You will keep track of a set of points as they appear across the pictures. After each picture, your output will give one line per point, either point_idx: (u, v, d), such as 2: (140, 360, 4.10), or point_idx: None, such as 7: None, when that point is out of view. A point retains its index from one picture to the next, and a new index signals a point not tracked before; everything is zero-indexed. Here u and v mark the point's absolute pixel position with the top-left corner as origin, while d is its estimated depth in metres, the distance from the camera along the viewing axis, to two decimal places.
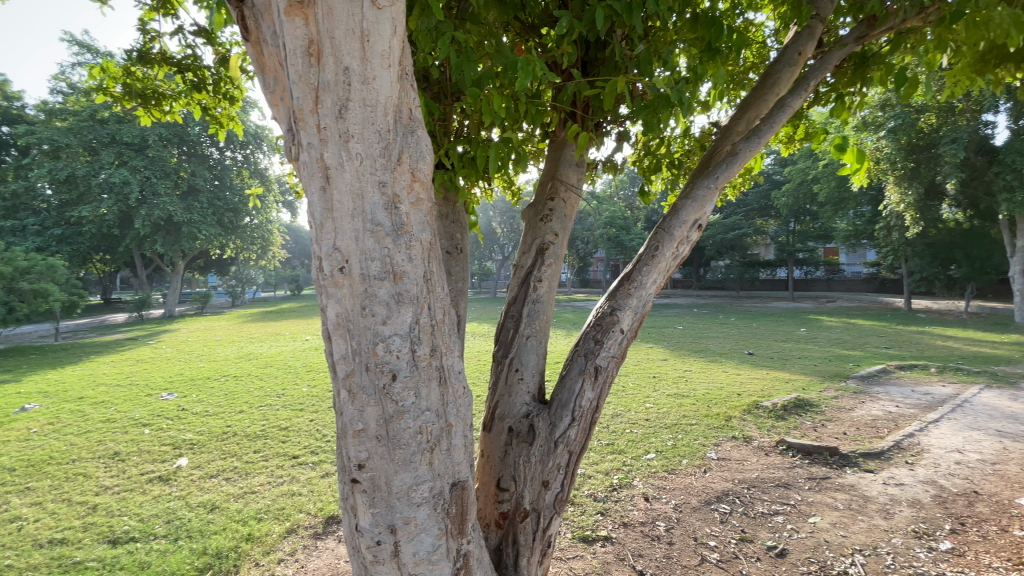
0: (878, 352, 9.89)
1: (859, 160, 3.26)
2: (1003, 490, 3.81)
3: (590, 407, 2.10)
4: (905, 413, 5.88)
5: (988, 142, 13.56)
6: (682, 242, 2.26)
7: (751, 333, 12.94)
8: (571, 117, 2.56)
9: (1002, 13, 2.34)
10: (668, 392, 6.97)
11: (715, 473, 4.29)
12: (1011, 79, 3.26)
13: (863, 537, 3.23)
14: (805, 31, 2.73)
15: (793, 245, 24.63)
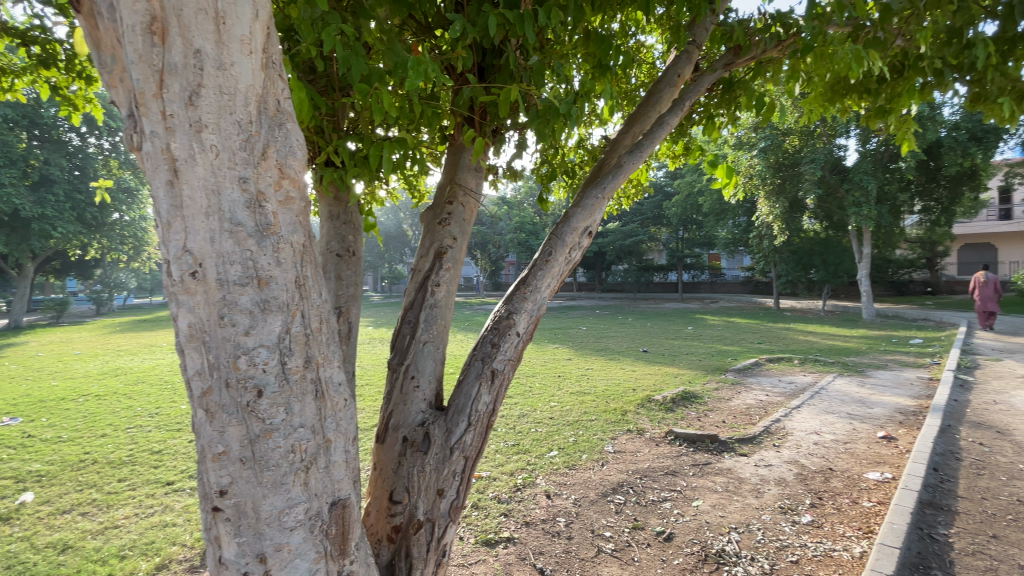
0: (752, 347, 11.09)
1: (728, 175, 3.65)
2: (853, 466, 4.41)
3: (486, 411, 2.08)
4: (773, 401, 6.63)
5: (840, 163, 15.76)
6: (573, 248, 2.35)
7: (647, 332, 13.88)
8: (469, 121, 2.56)
9: (842, 51, 2.74)
10: (571, 390, 7.23)
11: (612, 466, 4.51)
12: (853, 109, 3.80)
13: (738, 516, 3.57)
14: (683, 55, 2.99)
15: (684, 251, 26.87)
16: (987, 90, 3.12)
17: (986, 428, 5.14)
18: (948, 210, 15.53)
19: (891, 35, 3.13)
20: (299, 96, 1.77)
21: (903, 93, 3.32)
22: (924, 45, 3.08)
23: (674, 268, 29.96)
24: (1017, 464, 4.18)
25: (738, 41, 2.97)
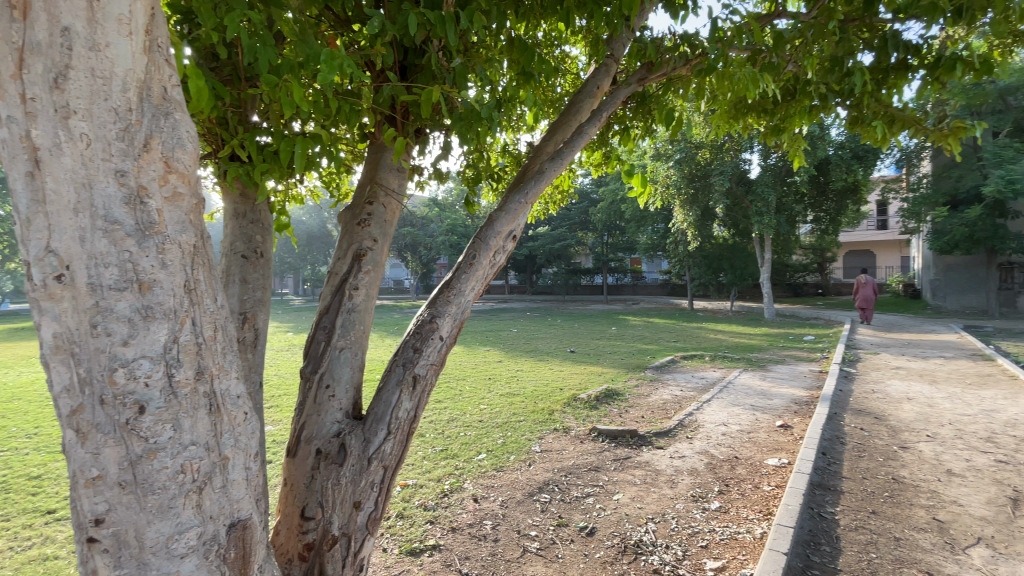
0: (669, 346, 11.78)
1: (642, 185, 3.91)
2: (754, 453, 4.80)
3: (406, 419, 2.03)
4: (687, 395, 7.07)
5: (744, 176, 17.16)
6: (497, 251, 2.36)
7: (574, 333, 14.29)
8: (390, 120, 2.50)
9: (739, 73, 3.01)
10: (500, 392, 7.27)
11: (538, 465, 4.59)
12: (754, 126, 4.15)
13: (655, 507, 3.76)
14: (602, 68, 3.13)
15: (608, 255, 28.00)
16: (863, 114, 3.54)
17: (864, 413, 5.81)
18: (834, 221, 17.35)
19: (784, 61, 3.47)
20: (197, 84, 1.63)
21: (796, 113, 3.69)
22: (811, 71, 3.44)
23: (599, 271, 31.13)
24: (888, 444, 4.76)
25: (651, 58, 3.15)
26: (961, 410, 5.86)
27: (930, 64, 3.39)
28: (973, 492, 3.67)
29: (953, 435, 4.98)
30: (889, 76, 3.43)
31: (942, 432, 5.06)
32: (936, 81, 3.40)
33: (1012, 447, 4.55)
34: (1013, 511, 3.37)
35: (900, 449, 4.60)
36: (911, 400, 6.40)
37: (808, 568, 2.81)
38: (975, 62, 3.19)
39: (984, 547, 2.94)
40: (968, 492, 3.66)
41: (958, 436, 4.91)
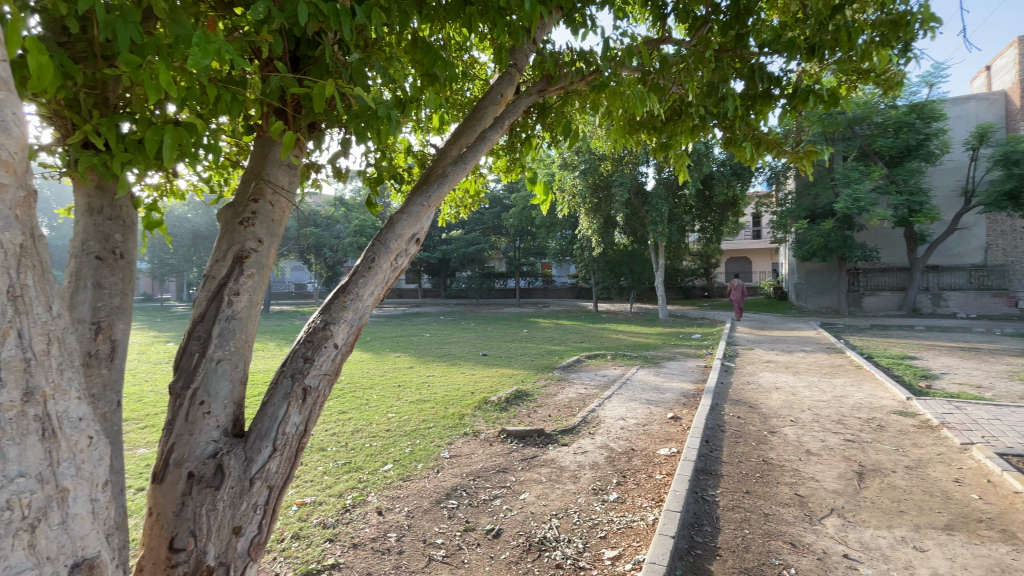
0: (575, 346, 12.30)
1: (545, 192, 4.06)
2: (649, 445, 5.15)
3: (295, 433, 1.92)
4: (591, 393, 7.42)
5: (642, 187, 18.45)
6: (398, 255, 2.29)
7: (486, 337, 14.37)
8: (279, 113, 2.35)
9: (630, 92, 3.25)
10: (409, 399, 7.09)
11: (446, 471, 4.53)
12: (647, 141, 4.49)
13: (558, 503, 3.88)
14: (506, 76, 3.21)
15: (520, 260, 28.61)
16: (735, 136, 3.96)
17: (742, 403, 6.48)
18: (717, 230, 19.21)
19: (668, 83, 3.80)
20: (38, 60, 1.40)
21: (681, 132, 4.05)
22: (691, 94, 3.79)
23: (511, 275, 31.66)
24: (760, 430, 5.34)
25: (550, 71, 3.30)
26: (818, 396, 6.75)
27: (788, 95, 3.87)
28: (826, 467, 4.24)
29: (811, 418, 5.72)
30: (757, 103, 3.86)
31: (803, 416, 5.79)
32: (794, 109, 3.90)
33: (855, 427, 5.33)
34: (856, 482, 3.93)
35: (769, 434, 5.20)
36: (779, 389, 7.25)
37: (693, 548, 3.05)
38: (822, 96, 3.70)
39: (834, 515, 3.39)
40: (822, 468, 4.21)
41: (815, 420, 5.65)
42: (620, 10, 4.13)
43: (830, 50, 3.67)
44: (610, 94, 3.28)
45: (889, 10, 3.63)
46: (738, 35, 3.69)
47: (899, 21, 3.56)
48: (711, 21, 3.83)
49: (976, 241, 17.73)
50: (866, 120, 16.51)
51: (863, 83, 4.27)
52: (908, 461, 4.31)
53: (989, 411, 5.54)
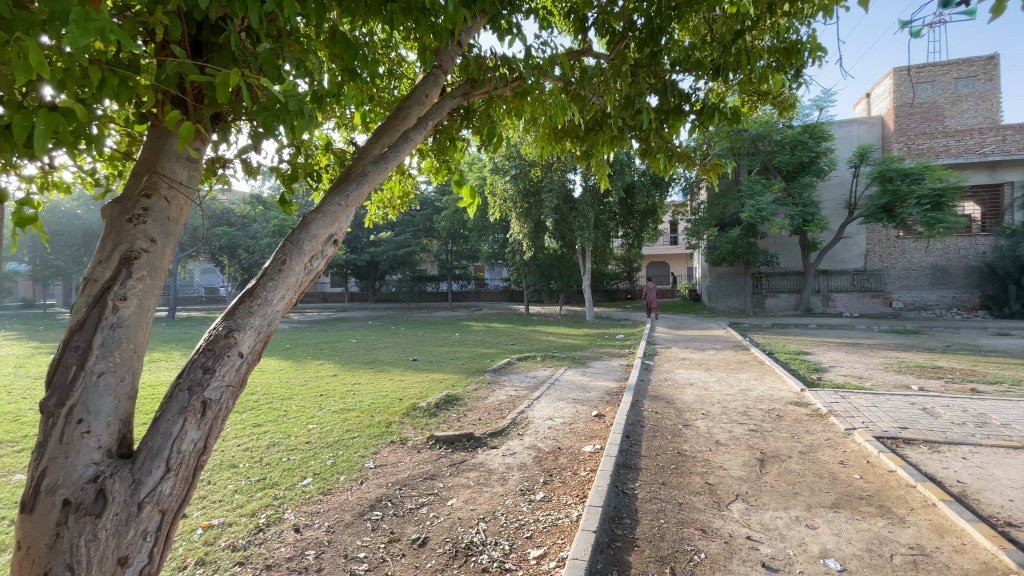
0: (506, 349, 12.39)
1: (471, 195, 4.06)
2: (575, 443, 5.29)
3: (193, 450, 1.78)
4: (521, 394, 7.51)
5: (570, 194, 18.99)
6: (313, 257, 2.19)
7: (416, 341, 14.07)
8: (177, 101, 2.17)
9: (551, 99, 3.35)
10: (333, 408, 6.76)
11: (371, 482, 4.37)
12: (571, 149, 4.63)
13: (486, 506, 3.88)
14: (430, 77, 3.18)
15: (452, 263, 28.38)
16: (650, 147, 4.20)
17: (661, 399, 6.85)
18: (638, 236, 20.20)
19: (588, 93, 3.97)
20: None
21: (602, 142, 4.26)
22: (610, 106, 3.98)
23: (443, 278, 31.30)
24: (676, 424, 5.68)
25: (474, 75, 3.33)
26: (727, 391, 7.29)
27: (697, 111, 4.16)
28: (734, 456, 4.58)
29: (721, 411, 6.17)
30: (669, 117, 4.11)
31: (714, 409, 6.23)
32: (702, 124, 4.20)
33: (758, 417, 5.82)
34: (758, 468, 4.28)
35: (684, 427, 5.54)
36: (693, 384, 7.76)
37: (613, 541, 3.17)
38: (726, 114, 4.03)
39: (740, 501, 3.66)
40: (730, 457, 4.55)
41: (724, 412, 6.09)
42: (545, 19, 4.24)
43: (731, 71, 3.98)
44: (531, 100, 3.38)
45: (782, 39, 4.02)
46: (652, 51, 3.93)
47: (791, 50, 3.96)
48: (627, 37, 4.05)
49: (857, 248, 19.78)
50: (767, 138, 18.18)
51: (762, 104, 4.66)
52: (801, 446, 4.77)
53: (866, 399, 6.26)
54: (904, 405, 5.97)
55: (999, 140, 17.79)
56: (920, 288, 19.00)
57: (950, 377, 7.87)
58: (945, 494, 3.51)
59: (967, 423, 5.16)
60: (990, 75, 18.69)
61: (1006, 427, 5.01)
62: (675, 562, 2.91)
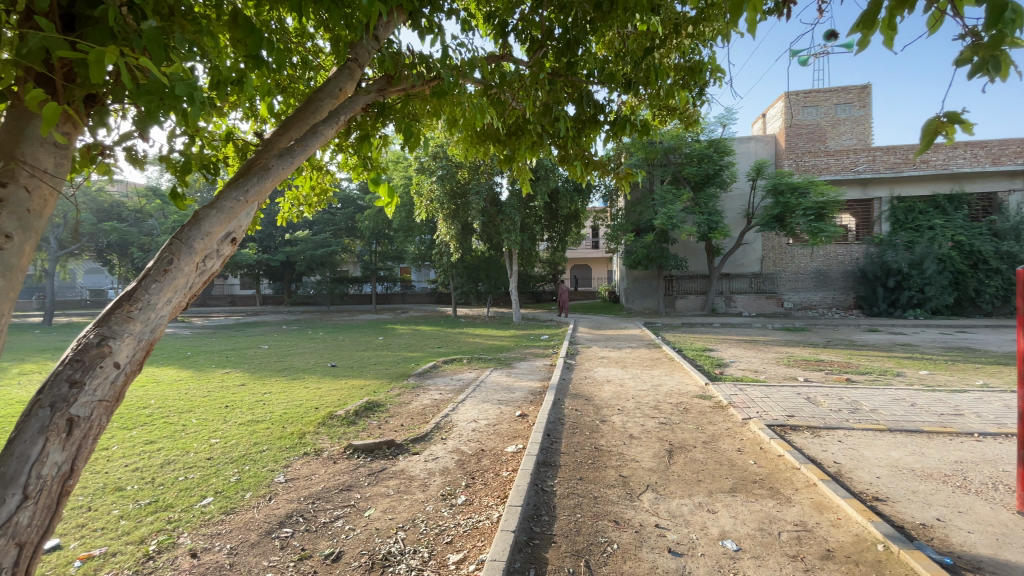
0: (432, 352, 12.21)
1: (389, 195, 3.96)
2: (498, 444, 5.32)
3: (57, 474, 1.58)
4: (445, 397, 7.42)
5: (497, 197, 19.17)
6: (206, 257, 2.02)
7: (336, 346, 13.45)
8: (42, 79, 1.93)
9: (468, 101, 3.38)
10: (240, 421, 6.26)
11: (281, 497, 4.10)
12: (493, 152, 4.66)
13: (405, 514, 3.78)
14: (345, 71, 3.09)
15: (376, 264, 27.47)
16: (568, 155, 4.35)
17: (581, 397, 7.08)
18: (562, 240, 20.81)
19: (508, 98, 4.05)
20: None
21: (524, 148, 4.34)
22: (529, 111, 4.08)
23: (366, 280, 30.22)
24: (594, 420, 5.89)
25: (390, 72, 3.29)
26: (641, 387, 7.69)
27: (610, 122, 4.36)
28: (646, 449, 4.83)
29: (635, 406, 6.49)
30: (585, 127, 4.26)
31: (629, 405, 6.54)
32: (616, 134, 4.39)
33: (668, 411, 6.20)
34: (667, 459, 4.56)
35: (602, 423, 5.77)
36: (611, 382, 8.12)
37: (532, 539, 3.21)
38: (637, 125, 4.27)
39: (650, 491, 3.87)
40: (642, 450, 4.80)
41: (638, 407, 6.42)
42: (466, 21, 4.25)
43: (641, 85, 4.25)
44: (449, 101, 3.41)
45: (687, 58, 4.34)
46: (570, 62, 4.09)
47: (695, 69, 4.30)
48: (546, 45, 4.16)
49: (754, 254, 21.78)
50: (677, 150, 19.55)
51: (671, 118, 4.95)
52: (705, 437, 5.14)
53: (761, 390, 6.89)
54: (792, 395, 6.64)
55: (870, 160, 20.28)
56: (806, 289, 21.28)
57: (830, 368, 8.87)
58: (824, 474, 3.93)
59: (841, 410, 5.84)
60: (864, 103, 21.65)
61: (872, 411, 5.74)
62: (590, 555, 3.01)
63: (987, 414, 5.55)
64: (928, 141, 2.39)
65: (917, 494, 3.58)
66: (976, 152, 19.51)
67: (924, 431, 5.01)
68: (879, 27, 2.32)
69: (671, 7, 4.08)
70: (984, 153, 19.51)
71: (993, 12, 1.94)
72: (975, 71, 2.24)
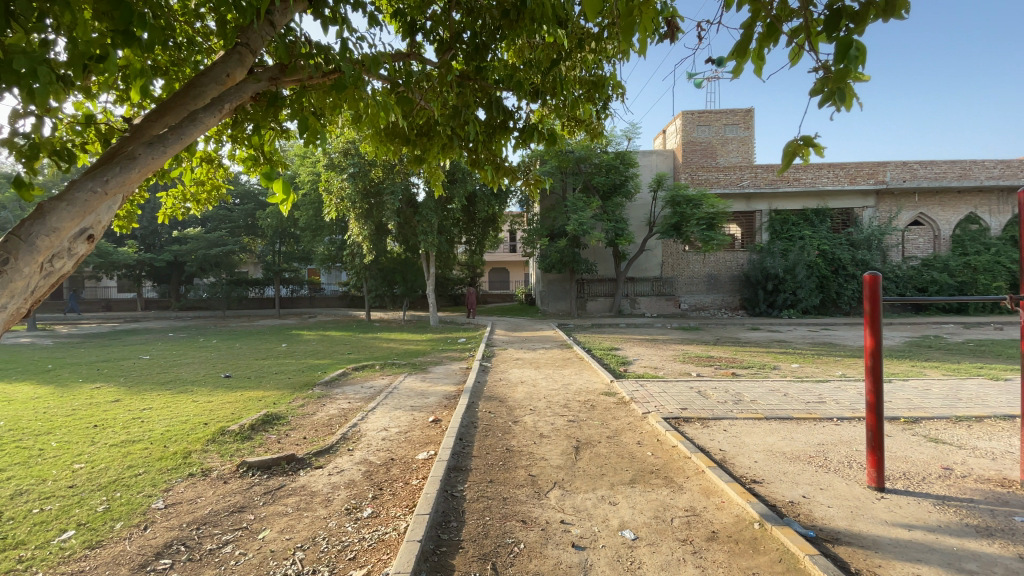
0: (341, 358, 11.62)
1: (285, 192, 3.70)
2: (408, 451, 5.17)
3: None
4: (354, 406, 7.09)
5: (413, 198, 18.72)
6: (51, 255, 2.03)
7: (232, 354, 12.34)
8: None
9: (368, 97, 3.30)
10: (111, 442, 5.49)
11: (159, 525, 3.65)
12: (403, 152, 4.55)
13: (304, 532, 3.54)
14: (234, 55, 2.99)
15: (279, 265, 25.51)
16: (478, 159, 4.35)
17: (494, 399, 7.11)
18: (480, 243, 20.83)
19: (417, 97, 3.99)
20: None
21: (435, 149, 4.32)
22: (438, 112, 4.06)
23: (269, 283, 28.04)
24: (506, 422, 5.95)
25: (283, 61, 3.22)
26: (553, 386, 7.91)
27: (519, 129, 4.44)
28: (554, 447, 4.97)
29: (546, 406, 6.65)
30: (495, 132, 4.28)
31: (540, 404, 6.70)
32: (525, 140, 4.47)
33: (576, 409, 6.43)
34: (574, 455, 4.72)
35: (514, 424, 5.84)
36: (524, 383, 8.25)
37: (439, 547, 3.16)
38: (545, 134, 4.39)
39: (557, 488, 3.98)
40: (551, 449, 4.93)
41: (549, 406, 6.59)
42: (374, 16, 4.10)
43: (548, 95, 4.42)
44: (349, 97, 3.31)
45: (591, 72, 4.57)
46: (479, 66, 4.12)
47: (598, 83, 4.54)
48: (455, 46, 4.16)
49: (656, 259, 23.36)
50: (588, 160, 20.47)
51: (578, 129, 5.11)
52: (609, 432, 5.41)
53: (660, 386, 7.38)
54: (687, 389, 7.18)
55: (752, 176, 22.59)
56: (700, 292, 23.21)
57: (720, 364, 9.73)
58: (711, 462, 4.29)
59: (728, 401, 6.42)
60: (747, 124, 23.91)
61: (753, 402, 6.39)
62: (497, 557, 3.02)
63: (843, 401, 6.39)
64: (788, 161, 2.71)
65: (787, 475, 4.02)
66: (837, 173, 22.48)
67: (794, 418, 5.65)
68: (750, 56, 2.60)
69: (576, 22, 4.27)
70: (843, 174, 22.53)
71: (841, 46, 2.27)
72: (825, 100, 2.57)
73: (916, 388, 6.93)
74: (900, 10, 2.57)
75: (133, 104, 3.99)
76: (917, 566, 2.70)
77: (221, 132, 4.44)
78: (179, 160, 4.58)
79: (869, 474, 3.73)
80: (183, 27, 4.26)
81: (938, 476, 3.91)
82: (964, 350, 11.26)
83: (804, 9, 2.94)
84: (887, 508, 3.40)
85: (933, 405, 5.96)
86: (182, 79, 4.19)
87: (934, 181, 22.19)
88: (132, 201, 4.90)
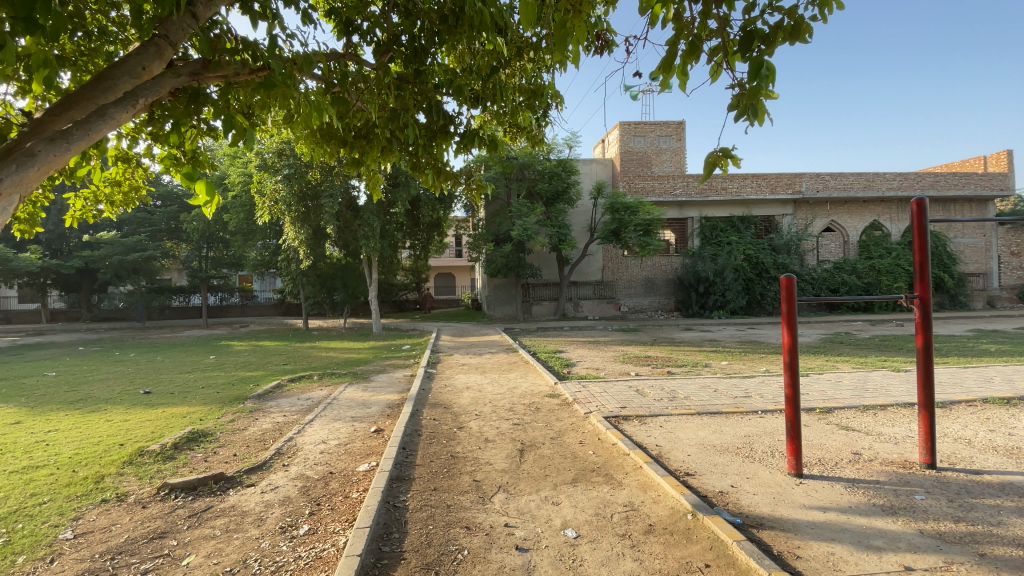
0: (275, 370, 11.03)
1: (208, 193, 3.48)
2: (348, 464, 4.99)
3: None
4: (289, 420, 6.74)
5: (354, 202, 18.31)
6: None
7: (152, 368, 11.39)
8: None
9: (300, 96, 3.17)
10: (8, 468, 4.91)
11: (67, 557, 3.30)
12: (345, 154, 4.44)
13: (234, 555, 3.32)
14: (151, 47, 2.80)
15: (206, 271, 23.60)
16: (419, 163, 4.33)
17: (439, 406, 7.00)
18: (424, 248, 20.45)
19: (352, 98, 3.92)
20: None
21: (373, 153, 4.28)
22: (375, 114, 4.02)
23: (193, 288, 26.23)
24: (451, 428, 5.87)
25: (206, 56, 3.09)
26: (498, 391, 7.91)
27: (461, 134, 4.45)
28: (499, 451, 4.98)
29: (491, 410, 6.65)
30: (436, 137, 4.26)
31: (486, 409, 6.67)
32: (465, 145, 4.44)
33: (521, 412, 6.49)
34: (519, 458, 4.76)
35: (459, 429, 5.80)
36: (469, 388, 8.21)
37: (380, 560, 3.07)
38: (485, 140, 4.42)
39: (501, 492, 3.99)
40: (495, 453, 4.93)
41: (494, 411, 6.58)
42: (308, 14, 3.98)
43: (488, 102, 4.49)
44: (280, 94, 3.18)
45: (530, 80, 4.69)
46: (418, 70, 4.14)
47: (537, 91, 4.68)
48: (392, 48, 4.12)
49: (597, 263, 24.02)
50: (531, 166, 20.89)
51: (520, 136, 5.12)
52: (552, 433, 5.48)
53: (601, 386, 7.59)
54: (627, 388, 7.43)
55: (685, 185, 23.67)
56: (638, 294, 24.13)
57: (657, 363, 10.14)
58: (648, 457, 4.46)
59: (664, 399, 6.70)
60: (679, 135, 25.29)
61: (687, 398, 6.72)
62: (440, 567, 2.98)
63: (767, 394, 6.86)
64: (708, 171, 2.89)
65: (717, 466, 4.25)
66: (760, 183, 24.13)
67: (723, 413, 5.98)
68: (676, 71, 2.75)
69: (515, 30, 4.34)
70: (765, 184, 24.15)
71: (754, 65, 2.49)
72: (740, 115, 2.76)
73: (831, 381, 7.56)
74: (804, 35, 2.83)
75: (36, 95, 3.64)
76: (831, 546, 2.93)
77: (138, 130, 4.15)
78: (87, 157, 4.22)
79: (789, 462, 4.02)
80: (94, 15, 3.97)
81: (849, 460, 4.29)
82: (872, 345, 12.36)
83: (722, 30, 3.17)
84: (806, 493, 3.68)
85: (844, 396, 6.54)
86: (92, 70, 3.91)
87: (844, 192, 24.25)
88: (34, 203, 4.45)
